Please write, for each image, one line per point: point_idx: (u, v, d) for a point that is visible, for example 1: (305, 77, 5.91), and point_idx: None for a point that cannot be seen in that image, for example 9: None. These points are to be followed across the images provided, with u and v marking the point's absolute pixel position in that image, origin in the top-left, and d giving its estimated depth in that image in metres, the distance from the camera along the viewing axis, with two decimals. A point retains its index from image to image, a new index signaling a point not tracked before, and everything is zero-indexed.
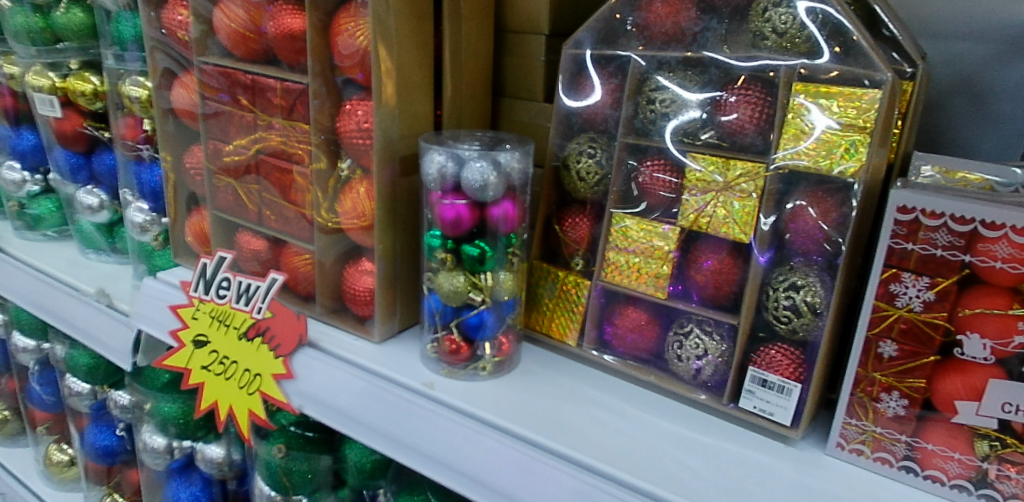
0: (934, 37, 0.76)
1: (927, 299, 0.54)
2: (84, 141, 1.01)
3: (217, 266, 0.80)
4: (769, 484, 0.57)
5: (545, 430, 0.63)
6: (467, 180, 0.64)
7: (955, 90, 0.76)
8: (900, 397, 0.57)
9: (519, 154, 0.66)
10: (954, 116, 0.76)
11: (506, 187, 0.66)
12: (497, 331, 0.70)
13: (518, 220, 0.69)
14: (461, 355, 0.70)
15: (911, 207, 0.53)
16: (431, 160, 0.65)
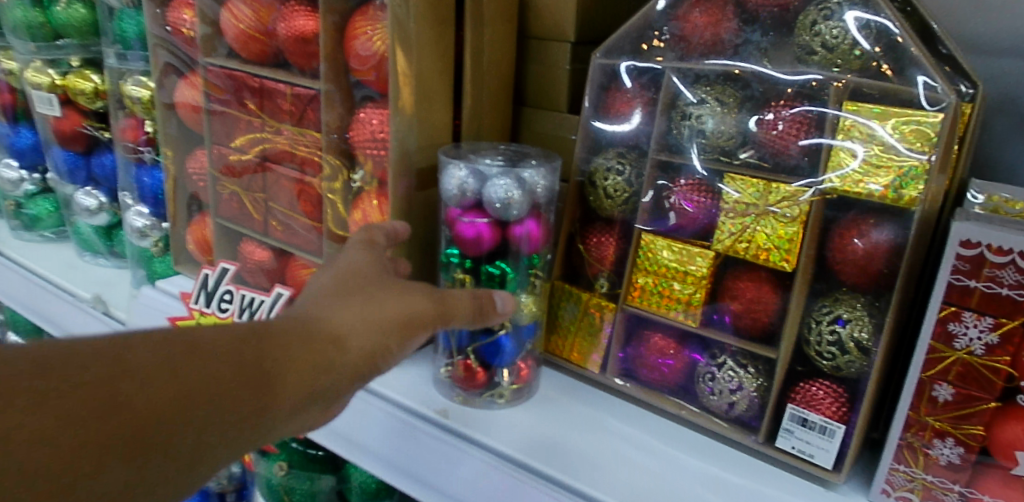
0: (981, 54, 0.72)
1: (989, 341, 0.50)
2: (84, 141, 0.97)
3: (219, 278, 0.75)
4: None
5: (565, 465, 0.58)
6: (489, 196, 0.59)
7: (1002, 111, 0.71)
8: (954, 444, 0.53)
9: (546, 171, 0.62)
10: (1000, 139, 0.72)
11: (531, 205, 0.62)
12: (517, 357, 0.67)
13: (541, 241, 0.65)
14: (477, 383, 0.66)
15: (975, 241, 0.48)
16: (451, 174, 0.61)
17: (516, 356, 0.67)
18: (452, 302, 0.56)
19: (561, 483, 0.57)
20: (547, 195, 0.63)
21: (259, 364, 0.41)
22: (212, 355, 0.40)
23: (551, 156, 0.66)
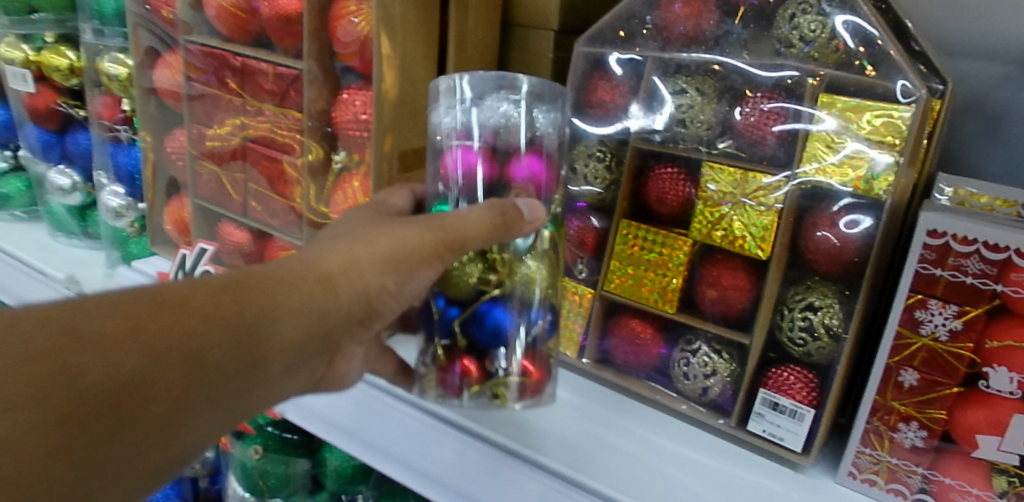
0: (949, 56, 0.75)
1: (953, 328, 0.51)
2: (58, 119, 0.96)
3: (196, 258, 0.75)
4: None
5: (542, 444, 0.59)
6: (486, 113, 0.53)
7: (967, 110, 0.75)
8: (918, 428, 0.55)
9: (552, 105, 0.56)
10: (965, 138, 0.75)
11: (530, 136, 0.54)
12: (519, 338, 0.55)
13: (548, 189, 0.55)
14: (468, 377, 0.54)
15: (941, 232, 0.50)
16: (443, 101, 0.55)
17: (519, 337, 0.55)
18: (468, 232, 0.49)
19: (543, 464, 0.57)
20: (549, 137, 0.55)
21: (262, 307, 0.45)
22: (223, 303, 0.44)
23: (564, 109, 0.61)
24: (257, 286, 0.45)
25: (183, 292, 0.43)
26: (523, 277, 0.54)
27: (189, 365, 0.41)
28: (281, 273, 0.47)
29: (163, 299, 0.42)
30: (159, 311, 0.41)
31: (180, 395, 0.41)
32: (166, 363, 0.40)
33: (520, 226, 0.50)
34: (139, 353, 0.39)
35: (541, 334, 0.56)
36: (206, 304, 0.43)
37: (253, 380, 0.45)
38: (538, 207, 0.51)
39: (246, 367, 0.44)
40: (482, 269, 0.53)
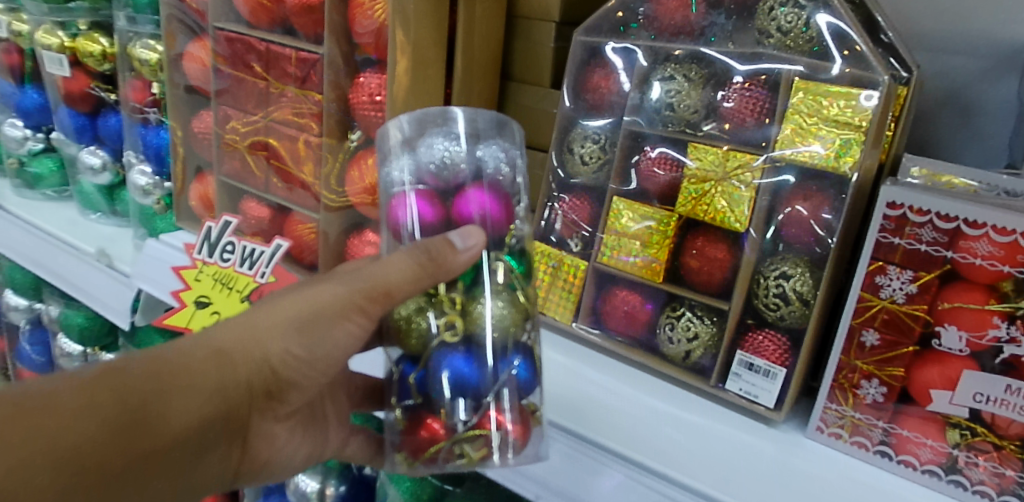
0: (929, 51, 0.81)
1: (909, 291, 0.57)
2: (90, 102, 1.02)
3: (222, 230, 0.81)
4: (752, 462, 0.60)
5: (576, 415, 0.64)
6: (426, 160, 0.56)
7: (944, 102, 0.81)
8: (879, 384, 0.60)
9: (495, 145, 0.59)
10: (942, 128, 0.81)
11: (473, 173, 0.56)
12: (486, 391, 0.53)
13: (505, 223, 0.56)
14: (437, 439, 0.54)
15: (899, 203, 0.56)
16: (391, 154, 0.60)
17: (486, 390, 0.53)
18: (396, 283, 0.51)
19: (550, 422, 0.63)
20: (498, 174, 0.58)
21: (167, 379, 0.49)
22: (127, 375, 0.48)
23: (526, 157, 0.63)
24: (201, 363, 0.51)
25: (134, 370, 0.48)
26: (481, 325, 0.53)
27: (137, 448, 0.47)
28: (225, 347, 0.52)
29: (116, 376, 0.47)
30: (116, 398, 0.46)
31: (132, 472, 0.48)
32: (121, 450, 0.47)
33: (453, 256, 0.50)
34: (102, 442, 0.45)
35: (517, 384, 0.55)
36: (156, 385, 0.48)
37: (193, 448, 0.52)
38: (473, 236, 0.51)
39: (188, 439, 0.51)
40: (436, 318, 0.54)
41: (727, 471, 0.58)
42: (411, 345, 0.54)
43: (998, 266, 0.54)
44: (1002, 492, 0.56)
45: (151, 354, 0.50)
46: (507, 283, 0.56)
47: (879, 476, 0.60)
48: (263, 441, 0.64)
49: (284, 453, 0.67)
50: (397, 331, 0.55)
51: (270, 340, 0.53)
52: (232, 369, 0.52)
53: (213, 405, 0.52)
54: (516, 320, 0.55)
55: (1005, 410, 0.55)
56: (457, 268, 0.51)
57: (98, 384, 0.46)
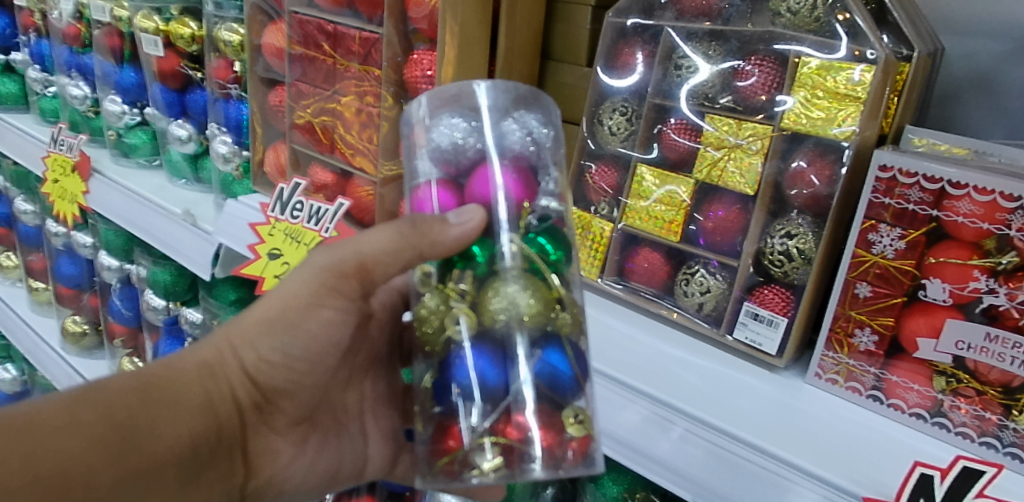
0: (956, 35, 0.85)
1: (899, 247, 0.64)
2: (180, 79, 1.16)
3: (293, 191, 0.91)
4: (753, 400, 0.67)
5: (639, 374, 0.70)
6: (442, 146, 0.60)
7: (970, 83, 0.85)
8: (871, 333, 0.66)
9: (510, 122, 0.61)
10: (967, 108, 0.85)
11: (482, 150, 0.59)
12: (510, 391, 0.53)
13: (520, 200, 0.57)
14: (463, 446, 0.54)
15: (890, 167, 0.63)
16: (416, 139, 0.65)
17: (510, 388, 0.53)
18: (379, 252, 0.60)
19: (597, 370, 0.70)
20: (512, 148, 0.59)
21: (150, 393, 0.58)
22: (108, 392, 0.56)
23: (555, 133, 0.64)
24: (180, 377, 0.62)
25: (116, 388, 0.57)
26: (491, 316, 0.52)
27: (127, 459, 0.55)
28: (205, 360, 0.64)
29: (96, 395, 0.56)
30: (106, 416, 0.55)
31: (129, 489, 0.55)
32: (113, 468, 0.54)
33: (443, 228, 0.54)
34: (97, 456, 0.53)
35: (546, 383, 0.53)
36: (143, 400, 0.57)
37: (185, 464, 0.60)
38: (466, 213, 0.55)
39: (179, 453, 0.60)
40: (457, 304, 0.54)
41: (728, 407, 0.65)
42: (437, 342, 0.56)
43: (978, 224, 0.59)
44: (983, 433, 0.61)
45: (136, 373, 0.59)
46: (526, 264, 0.55)
47: (871, 418, 0.66)
48: (268, 458, 0.72)
49: (294, 472, 0.75)
50: (424, 327, 0.57)
51: (244, 345, 0.66)
52: (214, 381, 0.64)
53: (196, 417, 0.62)
54: (542, 310, 0.53)
55: (986, 357, 0.60)
56: (449, 242, 0.55)
57: (86, 401, 0.55)
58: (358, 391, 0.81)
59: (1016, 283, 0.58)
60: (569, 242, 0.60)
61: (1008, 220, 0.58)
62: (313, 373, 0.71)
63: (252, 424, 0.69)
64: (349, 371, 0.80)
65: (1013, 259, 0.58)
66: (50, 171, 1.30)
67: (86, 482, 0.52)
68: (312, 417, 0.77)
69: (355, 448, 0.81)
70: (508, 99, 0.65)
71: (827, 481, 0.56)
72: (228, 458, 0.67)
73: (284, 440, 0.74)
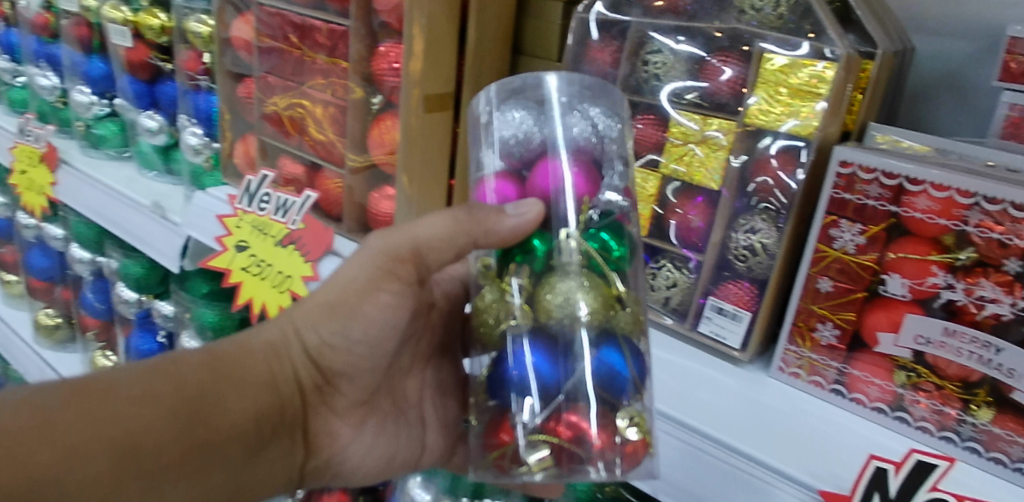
0: (927, 35, 0.86)
1: (859, 242, 0.64)
2: (149, 71, 1.14)
3: (260, 183, 0.90)
4: (718, 395, 0.67)
5: None
6: (507, 135, 0.59)
7: (939, 83, 0.85)
8: (833, 327, 0.67)
9: (576, 113, 0.59)
10: (937, 108, 0.86)
11: (547, 144, 0.57)
12: (561, 391, 0.52)
13: (582, 196, 0.55)
14: (512, 442, 0.54)
15: (850, 162, 0.63)
16: (480, 128, 0.62)
17: (559, 388, 0.52)
18: (435, 238, 0.61)
19: None
20: (575, 142, 0.57)
21: (213, 369, 0.62)
22: (179, 366, 0.61)
23: (622, 125, 0.62)
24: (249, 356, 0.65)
25: (186, 363, 0.62)
26: (544, 312, 0.52)
27: (193, 430, 0.59)
28: (270, 340, 0.67)
29: (170, 368, 0.61)
30: (173, 388, 0.59)
31: (188, 460, 0.59)
32: (173, 438, 0.58)
33: (500, 219, 0.54)
34: (158, 426, 0.57)
35: (603, 381, 0.52)
36: (210, 376, 0.62)
37: (250, 440, 0.64)
38: (524, 207, 0.54)
39: (240, 429, 0.63)
40: (514, 299, 0.54)
41: (694, 403, 0.65)
42: (489, 336, 0.55)
43: (936, 220, 0.60)
44: (942, 428, 0.62)
45: (206, 349, 0.64)
46: (585, 261, 0.54)
47: (835, 413, 0.66)
48: (327, 440, 0.72)
49: (352, 454, 0.74)
50: (479, 320, 0.56)
51: (305, 327, 0.67)
52: (277, 361, 0.66)
53: (258, 395, 0.65)
54: (601, 308, 0.52)
55: (945, 351, 0.61)
56: (504, 232, 0.54)
57: (157, 373, 0.60)
58: (416, 379, 0.78)
59: (973, 279, 0.59)
60: (632, 237, 0.59)
61: (964, 216, 0.59)
62: (373, 358, 0.70)
63: (313, 405, 0.70)
64: (411, 358, 0.77)
65: (970, 254, 0.59)
66: (18, 162, 1.28)
67: (147, 449, 0.56)
68: (371, 400, 0.75)
69: (414, 436, 0.78)
70: (578, 88, 0.60)
71: (787, 479, 0.56)
72: (291, 436, 0.68)
73: (343, 423, 0.73)
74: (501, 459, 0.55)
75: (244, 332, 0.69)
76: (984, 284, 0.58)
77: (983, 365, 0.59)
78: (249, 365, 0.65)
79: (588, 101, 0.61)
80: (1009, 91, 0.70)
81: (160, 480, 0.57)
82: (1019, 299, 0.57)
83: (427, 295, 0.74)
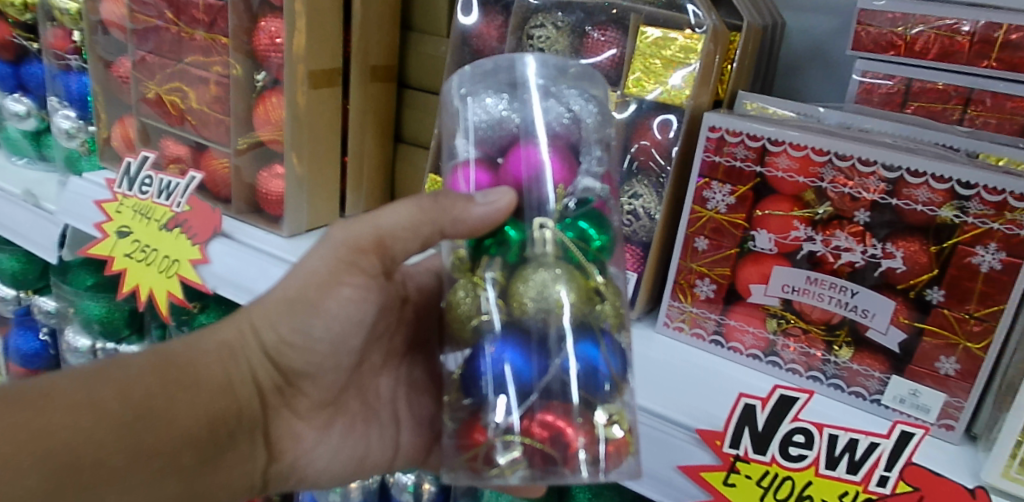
0: (795, 10, 0.91)
1: (730, 202, 0.68)
2: (13, 50, 1.07)
3: (140, 164, 0.86)
4: (665, 371, 0.68)
5: None
6: (483, 118, 0.55)
7: (808, 56, 0.91)
8: (710, 282, 0.71)
9: (553, 97, 0.55)
10: (807, 79, 0.92)
11: (524, 129, 0.54)
12: (535, 389, 0.48)
13: (556, 184, 0.52)
14: (485, 441, 0.49)
15: (718, 127, 0.67)
16: (450, 112, 0.59)
17: (534, 386, 0.48)
18: (398, 227, 0.58)
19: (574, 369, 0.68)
20: (552, 127, 0.54)
21: (163, 373, 0.58)
22: (122, 370, 0.57)
23: (602, 111, 0.58)
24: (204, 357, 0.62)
25: (131, 367, 0.58)
26: (518, 305, 0.48)
27: (138, 441, 0.56)
28: (226, 340, 0.63)
29: (111, 372, 0.57)
30: (119, 394, 0.56)
31: (135, 470, 0.56)
32: (120, 448, 0.55)
33: (467, 208, 0.51)
34: (103, 435, 0.54)
35: (581, 376, 0.48)
36: (158, 381, 0.58)
37: (204, 446, 0.61)
38: (494, 194, 0.51)
39: (194, 435, 0.60)
40: (487, 293, 0.50)
41: (648, 382, 0.66)
42: (462, 331, 0.51)
43: (796, 177, 0.65)
44: (809, 368, 0.67)
45: (157, 351, 0.60)
46: (560, 253, 0.50)
47: (716, 361, 0.71)
48: (289, 442, 0.69)
49: (318, 456, 0.71)
50: (451, 314, 0.52)
51: (263, 325, 0.62)
52: (234, 362, 0.62)
53: (213, 399, 0.61)
54: (580, 301, 0.48)
55: (809, 298, 0.66)
56: (473, 222, 0.51)
57: (101, 378, 0.56)
58: (390, 377, 0.75)
59: (830, 231, 0.64)
60: (612, 227, 0.55)
61: (820, 173, 0.64)
62: (337, 356, 0.66)
63: (273, 406, 0.67)
64: (383, 355, 0.74)
65: (827, 208, 0.64)
66: None
67: (91, 460, 0.53)
68: (337, 401, 0.71)
69: (386, 436, 0.75)
70: (555, 70, 0.57)
71: (671, 422, 0.60)
72: (251, 440, 0.65)
73: (307, 425, 0.70)
74: (474, 461, 0.51)
75: (198, 331, 0.65)
76: (839, 235, 0.64)
77: (843, 309, 0.65)
78: (204, 366, 0.62)
79: (564, 85, 0.57)
80: (861, 60, 0.75)
81: (107, 490, 0.54)
82: (869, 246, 0.63)
83: (399, 289, 0.71)
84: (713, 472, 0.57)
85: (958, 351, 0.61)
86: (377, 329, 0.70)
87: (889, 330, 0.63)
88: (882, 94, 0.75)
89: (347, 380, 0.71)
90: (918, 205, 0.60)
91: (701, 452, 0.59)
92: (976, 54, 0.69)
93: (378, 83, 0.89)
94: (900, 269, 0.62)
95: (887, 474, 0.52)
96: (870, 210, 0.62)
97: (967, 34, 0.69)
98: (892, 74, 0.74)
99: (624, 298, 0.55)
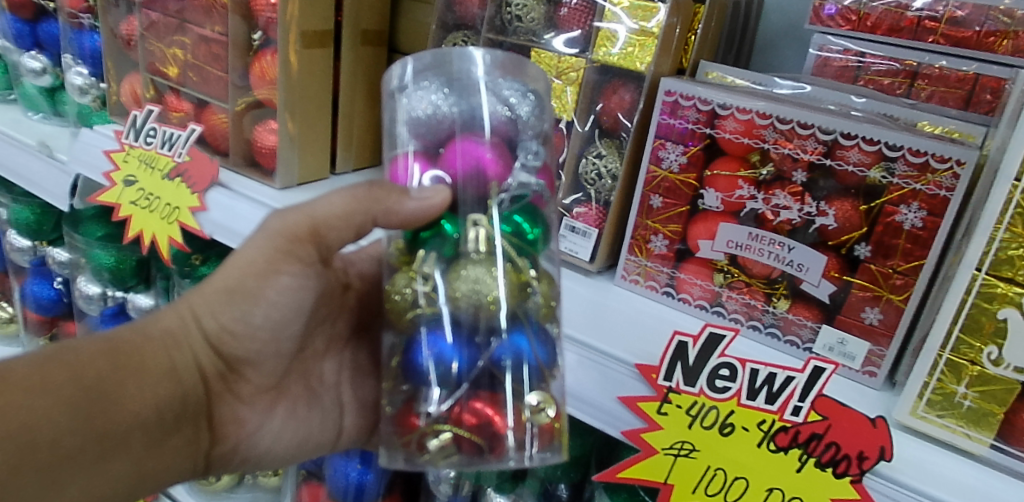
0: None
1: (682, 162, 0.74)
2: (31, 9, 1.14)
3: (147, 117, 0.93)
4: (609, 316, 0.74)
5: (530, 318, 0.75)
6: (419, 111, 0.58)
7: (782, 33, 0.94)
8: (663, 238, 0.77)
9: (490, 93, 0.59)
10: (780, 55, 0.95)
11: (465, 124, 0.57)
12: (465, 380, 0.53)
13: (491, 180, 0.55)
14: (418, 428, 0.54)
15: (672, 92, 0.73)
16: (394, 105, 0.62)
17: (464, 378, 0.53)
18: (332, 216, 0.63)
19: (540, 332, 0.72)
20: (490, 121, 0.57)
21: (113, 359, 0.62)
22: (73, 354, 0.60)
23: (541, 105, 0.61)
24: (151, 345, 0.67)
25: (82, 351, 0.61)
26: (451, 298, 0.52)
27: (92, 425, 0.59)
28: (170, 328, 0.68)
29: (61, 356, 0.60)
30: (71, 378, 0.59)
31: (87, 451, 0.59)
32: (74, 430, 0.58)
33: (401, 201, 0.55)
34: (58, 416, 0.57)
35: (511, 367, 0.53)
36: (110, 367, 0.62)
37: (151, 432, 0.65)
38: (427, 192, 0.54)
39: (142, 419, 0.63)
40: (420, 286, 0.54)
41: (596, 324, 0.72)
42: (400, 320, 0.56)
43: (741, 139, 0.70)
44: (750, 318, 0.73)
45: (104, 337, 0.64)
46: (492, 249, 0.54)
47: (664, 310, 0.77)
48: (233, 426, 0.74)
49: (260, 439, 0.77)
50: (390, 304, 0.56)
51: (205, 313, 0.69)
52: (178, 349, 0.68)
53: (159, 384, 0.66)
54: (513, 296, 0.53)
55: (750, 253, 0.71)
56: (405, 215, 0.55)
57: (50, 363, 0.59)
58: (334, 361, 0.82)
59: (771, 191, 0.69)
60: (546, 219, 0.59)
61: (763, 135, 0.69)
62: (278, 342, 0.73)
63: (217, 392, 0.72)
64: (327, 340, 0.81)
65: (770, 170, 0.69)
66: None
67: (48, 440, 0.56)
68: (280, 385, 0.78)
69: (328, 421, 0.82)
70: (496, 64, 0.61)
71: (616, 359, 0.67)
72: (194, 424, 0.70)
73: (250, 408, 0.75)
74: (408, 446, 0.55)
75: (140, 321, 0.70)
76: (779, 194, 0.69)
77: (781, 264, 0.70)
78: (151, 353, 0.66)
79: (504, 80, 0.60)
80: (819, 34, 0.80)
81: (61, 471, 0.57)
82: (806, 205, 0.68)
83: (340, 276, 0.79)
84: (649, 401, 0.63)
85: (881, 302, 0.66)
86: (319, 315, 0.77)
87: (821, 283, 0.68)
88: (837, 67, 0.80)
89: (288, 367, 0.78)
90: (849, 166, 0.65)
91: (642, 384, 0.64)
92: (922, 30, 0.74)
93: (368, 46, 0.96)
94: (832, 226, 0.67)
95: (801, 403, 0.58)
96: (807, 171, 0.67)
97: (916, 11, 0.74)
98: (845, 48, 0.79)
99: (556, 288, 0.59)
